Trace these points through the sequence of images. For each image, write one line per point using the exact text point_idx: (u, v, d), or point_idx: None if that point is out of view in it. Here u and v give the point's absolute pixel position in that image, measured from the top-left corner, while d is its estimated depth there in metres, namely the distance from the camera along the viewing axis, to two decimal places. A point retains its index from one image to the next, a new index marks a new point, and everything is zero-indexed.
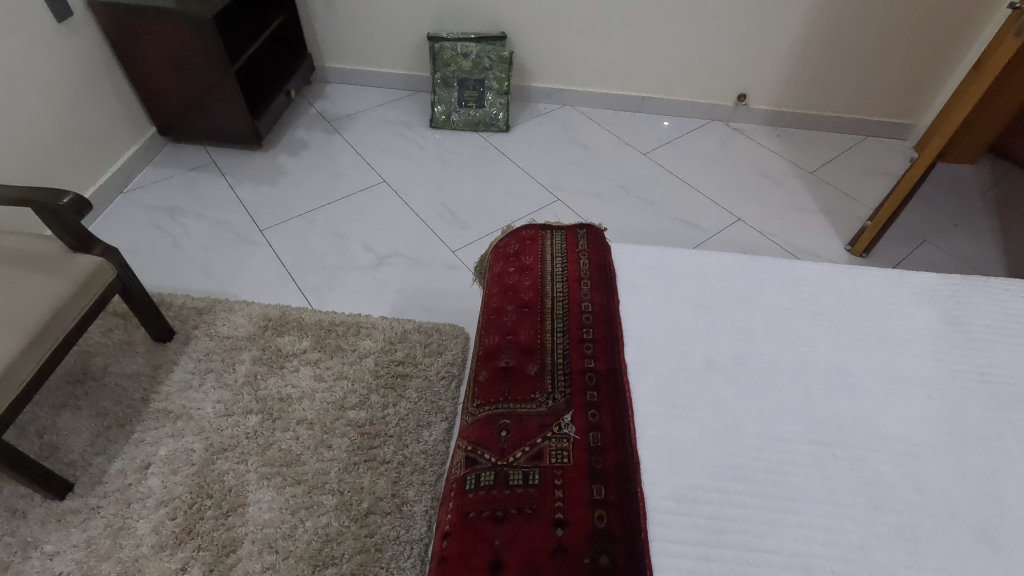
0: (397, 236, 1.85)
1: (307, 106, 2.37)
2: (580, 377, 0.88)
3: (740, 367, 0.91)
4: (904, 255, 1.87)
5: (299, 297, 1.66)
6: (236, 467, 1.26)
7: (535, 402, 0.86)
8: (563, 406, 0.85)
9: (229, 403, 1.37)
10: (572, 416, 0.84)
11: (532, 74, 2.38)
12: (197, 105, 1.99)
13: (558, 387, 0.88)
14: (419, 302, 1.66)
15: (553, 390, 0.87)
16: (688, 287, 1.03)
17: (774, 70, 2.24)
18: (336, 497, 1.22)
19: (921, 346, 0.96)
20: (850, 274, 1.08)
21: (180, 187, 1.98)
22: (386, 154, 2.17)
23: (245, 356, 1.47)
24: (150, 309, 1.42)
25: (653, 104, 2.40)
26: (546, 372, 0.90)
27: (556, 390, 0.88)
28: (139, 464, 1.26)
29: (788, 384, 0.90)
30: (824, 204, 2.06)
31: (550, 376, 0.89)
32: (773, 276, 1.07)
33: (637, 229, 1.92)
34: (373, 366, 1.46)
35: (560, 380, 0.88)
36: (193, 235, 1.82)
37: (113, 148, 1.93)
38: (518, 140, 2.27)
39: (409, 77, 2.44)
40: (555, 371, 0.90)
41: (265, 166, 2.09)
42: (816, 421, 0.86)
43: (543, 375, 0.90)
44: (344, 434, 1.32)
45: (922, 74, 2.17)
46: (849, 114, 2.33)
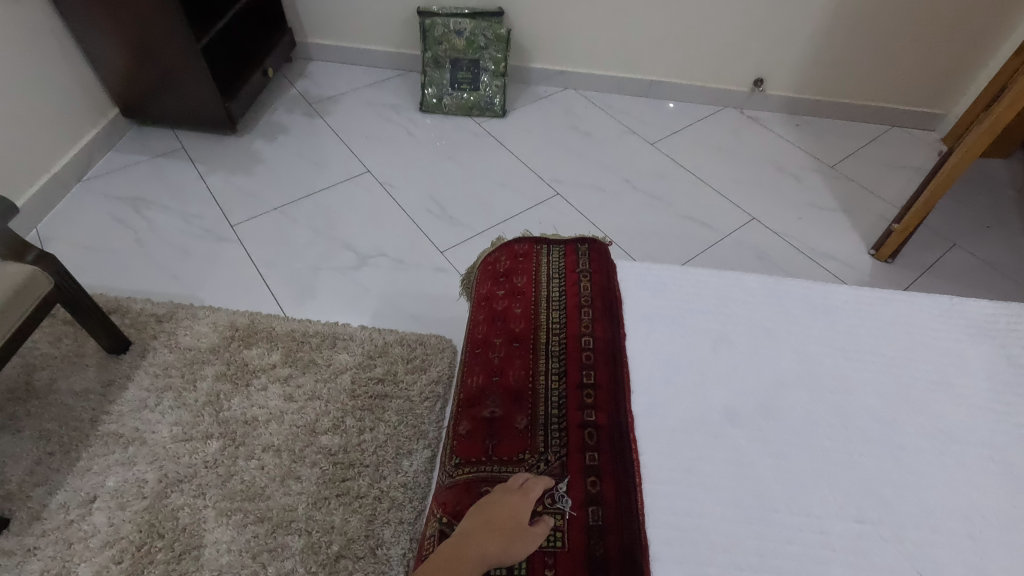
0: (379, 234, 1.69)
1: (287, 86, 2.18)
2: (578, 435, 0.74)
3: (768, 420, 0.77)
4: (934, 261, 1.71)
5: (271, 302, 1.50)
6: (193, 501, 1.13)
7: (523, 465, 0.72)
8: (558, 472, 0.71)
9: (188, 427, 1.23)
10: (568, 485, 0.70)
11: (532, 54, 2.19)
12: (162, 85, 1.81)
13: (551, 445, 0.74)
14: (402, 309, 1.51)
15: (546, 451, 0.73)
16: (705, 317, 0.88)
17: (795, 53, 2.05)
18: (303, 538, 1.09)
19: (978, 393, 0.82)
20: (894, 301, 0.93)
21: (145, 176, 1.81)
22: (371, 140, 2.00)
23: (207, 371, 1.33)
24: (99, 318, 1.27)
25: (662, 89, 2.22)
26: (537, 427, 0.76)
27: (550, 450, 0.74)
28: (83, 498, 1.12)
29: (824, 442, 0.75)
30: (846, 202, 1.89)
31: (542, 431, 0.75)
32: (804, 303, 0.91)
33: (643, 228, 1.76)
34: (349, 384, 1.31)
35: (554, 437, 0.74)
36: (157, 230, 1.66)
37: (70, 133, 1.75)
38: (515, 126, 2.09)
39: (399, 56, 2.24)
40: (549, 425, 0.76)
41: (239, 152, 1.91)
42: (858, 490, 0.72)
43: (533, 430, 0.76)
44: (315, 463, 1.19)
45: (956, 60, 1.99)
46: (874, 103, 2.15)
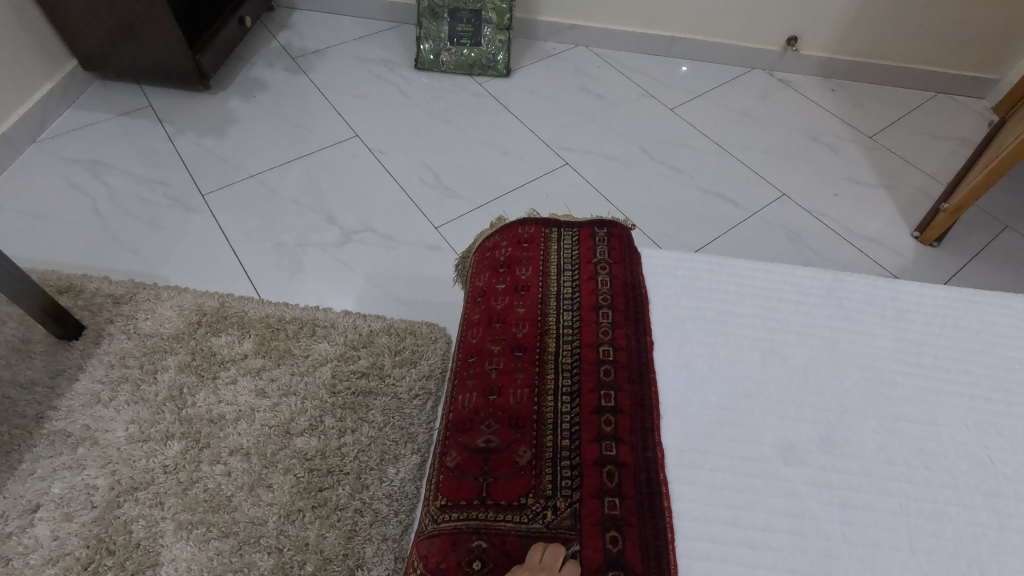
0: (367, 206, 1.52)
1: (267, 38, 1.97)
2: (595, 475, 0.60)
3: (831, 459, 0.63)
4: (983, 245, 1.54)
5: (243, 281, 1.34)
6: (149, 512, 1.00)
7: (526, 513, 0.58)
8: (568, 524, 0.57)
9: (146, 425, 1.09)
10: (582, 542, 0.56)
11: (540, 5, 1.96)
12: (122, 34, 1.60)
13: (561, 488, 0.60)
14: (390, 293, 1.35)
15: (554, 494, 0.59)
16: (749, 323, 0.73)
17: (837, 7, 1.82)
18: (273, 557, 0.96)
19: None
20: (980, 305, 0.77)
21: (108, 137, 1.63)
22: (360, 100, 1.80)
23: (170, 361, 1.18)
24: (43, 303, 1.11)
25: (684, 46, 2.00)
26: (544, 462, 0.61)
27: (559, 493, 0.59)
28: (25, 507, 0.99)
29: (902, 488, 0.61)
30: (886, 176, 1.71)
31: (550, 468, 0.61)
32: (869, 308, 0.76)
33: (661, 204, 1.58)
34: (329, 379, 1.17)
35: (565, 477, 0.60)
36: (119, 199, 1.49)
37: (20, 87, 1.56)
38: (520, 87, 1.89)
39: (391, 6, 2.02)
40: (558, 461, 0.61)
41: (213, 112, 1.72)
42: (948, 552, 0.57)
43: (539, 465, 0.61)
44: (289, 469, 1.05)
45: (1017, 18, 1.77)
46: (919, 66, 1.93)
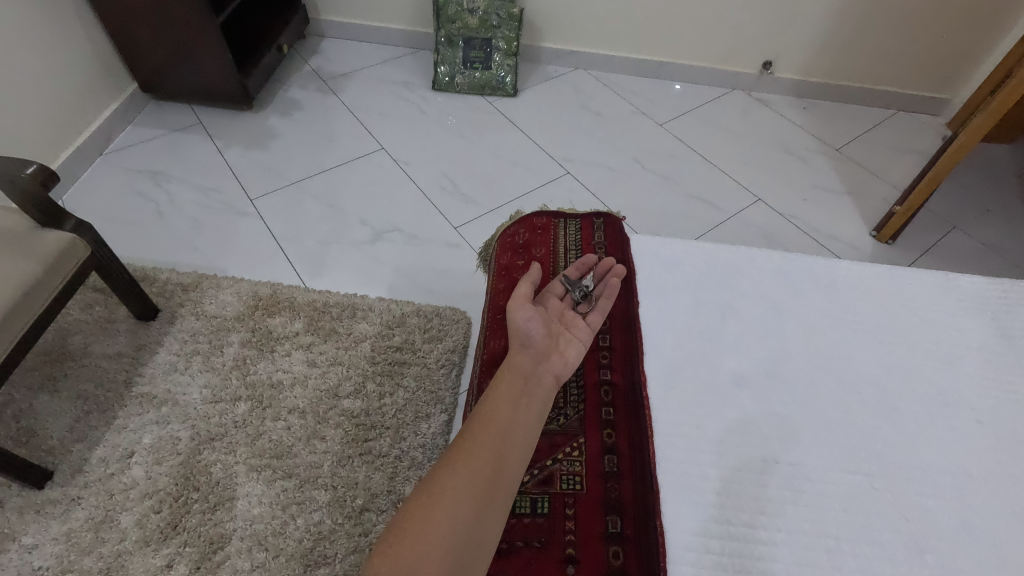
0: (395, 209, 1.74)
1: (300, 63, 2.20)
2: (595, 393, 0.84)
3: (771, 383, 0.82)
4: (933, 242, 1.76)
5: (291, 273, 1.56)
6: (224, 458, 1.20)
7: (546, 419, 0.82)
8: (576, 426, 0.81)
9: (217, 389, 1.30)
10: (586, 438, 0.80)
11: (544, 34, 2.21)
12: (179, 60, 1.83)
13: (571, 402, 0.84)
14: (417, 283, 1.56)
15: (566, 406, 0.84)
16: (715, 288, 0.93)
17: (806, 36, 2.07)
18: (329, 493, 1.16)
19: (970, 361, 0.86)
20: (896, 276, 0.97)
21: (165, 149, 1.85)
22: (384, 117, 2.03)
23: (234, 337, 1.39)
24: (130, 288, 1.32)
25: (671, 69, 2.24)
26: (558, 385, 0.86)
27: (569, 406, 0.83)
28: (121, 453, 1.19)
29: (825, 404, 0.81)
30: (850, 184, 1.94)
31: (562, 390, 0.85)
32: (808, 277, 0.96)
33: (651, 208, 1.80)
34: (369, 352, 1.38)
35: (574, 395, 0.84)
36: (178, 204, 1.70)
37: (91, 107, 1.78)
38: (526, 105, 2.12)
39: (411, 34, 2.26)
40: (568, 384, 0.86)
41: (256, 128, 1.95)
42: (853, 446, 0.77)
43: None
44: (338, 424, 1.26)
45: (964, 45, 2.00)
46: (882, 87, 2.17)
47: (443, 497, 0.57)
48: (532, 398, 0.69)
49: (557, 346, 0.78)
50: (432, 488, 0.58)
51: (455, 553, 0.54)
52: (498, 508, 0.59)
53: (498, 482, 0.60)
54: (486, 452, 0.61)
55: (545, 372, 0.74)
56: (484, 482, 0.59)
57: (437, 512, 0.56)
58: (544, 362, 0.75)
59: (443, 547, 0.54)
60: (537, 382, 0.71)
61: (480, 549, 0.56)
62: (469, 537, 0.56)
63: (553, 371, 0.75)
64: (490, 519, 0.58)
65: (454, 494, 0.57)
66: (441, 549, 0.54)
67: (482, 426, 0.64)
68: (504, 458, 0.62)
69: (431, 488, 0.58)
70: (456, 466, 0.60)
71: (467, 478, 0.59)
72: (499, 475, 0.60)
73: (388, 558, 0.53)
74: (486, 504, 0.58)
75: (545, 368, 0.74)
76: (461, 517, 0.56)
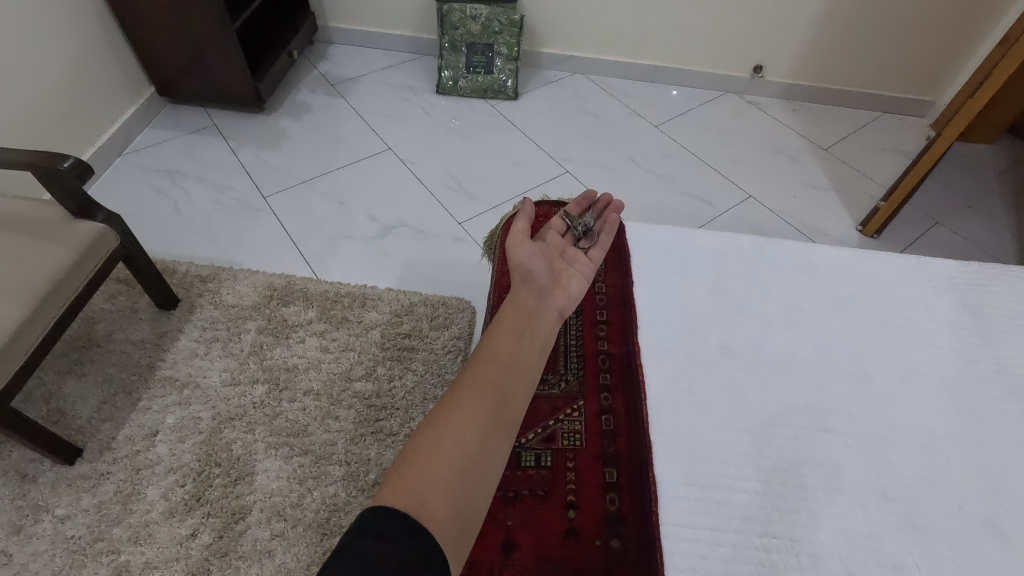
0: (402, 206, 1.82)
1: (309, 68, 2.29)
2: (594, 360, 0.92)
3: (755, 353, 0.90)
4: (917, 237, 1.84)
5: (303, 266, 1.63)
6: (244, 436, 1.27)
7: (549, 384, 0.90)
8: (576, 389, 0.89)
9: (236, 372, 1.37)
10: (585, 400, 0.88)
11: (544, 39, 2.30)
12: (196, 65, 1.91)
13: (571, 369, 0.92)
14: (423, 275, 1.64)
15: (566, 372, 0.92)
16: (703, 268, 1.01)
17: (795, 41, 2.15)
18: (343, 468, 1.23)
19: (938, 335, 0.94)
20: (871, 259, 1.05)
21: (181, 150, 1.93)
22: (391, 119, 2.11)
23: (251, 325, 1.46)
24: (154, 278, 1.39)
25: (666, 74, 2.33)
26: (559, 354, 0.95)
27: (569, 372, 0.92)
28: (146, 432, 1.26)
29: (804, 371, 0.88)
30: (837, 182, 2.02)
31: (563, 358, 0.94)
32: (791, 259, 1.04)
33: (647, 204, 1.88)
34: (379, 338, 1.45)
35: (573, 363, 0.93)
36: (194, 201, 1.78)
37: (111, 109, 1.86)
38: (526, 108, 2.21)
39: (415, 40, 2.35)
40: (568, 353, 0.94)
41: (268, 130, 2.03)
42: (829, 409, 0.84)
43: (556, 356, 0.95)
44: (351, 405, 1.33)
45: (946, 49, 2.09)
46: (868, 90, 2.26)
47: (449, 429, 0.62)
48: (530, 340, 0.76)
49: (559, 283, 0.87)
50: (438, 422, 0.63)
51: (462, 477, 0.60)
52: (499, 440, 0.65)
53: (498, 416, 0.66)
54: (488, 389, 0.67)
55: (547, 307, 0.82)
56: (486, 415, 0.65)
57: (444, 442, 0.61)
58: (547, 297, 0.83)
59: (450, 472, 0.59)
60: (538, 319, 0.79)
61: (485, 475, 0.62)
62: (474, 462, 0.61)
63: (556, 305, 0.84)
64: (495, 448, 0.63)
65: (459, 426, 0.63)
66: (448, 474, 0.59)
67: (482, 367, 0.70)
68: (504, 395, 0.68)
69: (438, 422, 0.63)
70: (460, 402, 0.65)
71: (470, 412, 0.64)
72: (499, 410, 0.66)
73: (400, 481, 0.57)
74: (488, 435, 0.64)
75: (548, 303, 0.83)
76: (466, 446, 0.62)
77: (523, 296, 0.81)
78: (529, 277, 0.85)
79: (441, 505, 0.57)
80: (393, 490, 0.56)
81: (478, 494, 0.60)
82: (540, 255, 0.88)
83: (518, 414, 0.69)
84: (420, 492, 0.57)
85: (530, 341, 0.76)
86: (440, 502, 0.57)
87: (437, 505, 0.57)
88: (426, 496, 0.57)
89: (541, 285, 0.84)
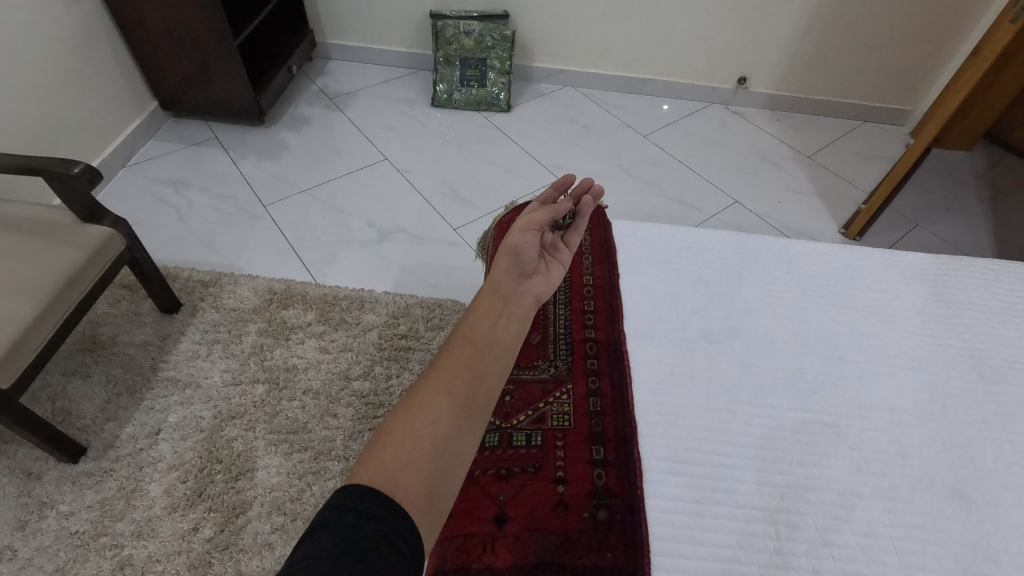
0: (399, 213, 1.87)
1: (308, 83, 2.37)
2: (582, 346, 0.96)
3: (735, 339, 0.95)
4: (898, 238, 1.90)
5: (303, 271, 1.68)
6: (245, 434, 1.30)
7: (539, 369, 0.94)
8: (564, 373, 0.93)
9: (236, 373, 1.40)
10: (573, 383, 0.91)
11: (535, 54, 2.38)
12: (199, 80, 1.98)
13: (559, 355, 0.96)
14: (420, 278, 1.69)
15: (555, 358, 0.96)
16: (685, 262, 1.07)
17: (776, 54, 2.24)
18: (342, 463, 1.26)
19: (909, 321, 0.99)
20: (845, 253, 1.11)
21: (184, 161, 1.99)
22: (388, 131, 2.18)
23: (251, 327, 1.50)
24: (158, 281, 1.43)
25: (654, 86, 2.41)
26: (548, 342, 0.99)
27: (558, 358, 0.96)
28: (149, 430, 1.29)
29: (780, 356, 0.93)
30: (821, 187, 2.08)
31: (552, 345, 0.98)
32: (769, 253, 1.10)
33: (637, 209, 1.94)
34: (377, 339, 1.49)
35: (562, 350, 0.97)
36: (197, 210, 1.83)
37: (116, 122, 1.92)
38: (519, 119, 2.28)
39: (412, 55, 2.43)
40: (557, 340, 0.98)
41: (268, 142, 2.09)
42: (805, 390, 0.89)
43: (546, 344, 0.99)
44: (349, 403, 1.36)
45: (921, 61, 2.18)
46: (848, 100, 2.34)
47: (422, 412, 0.65)
48: (506, 323, 0.79)
49: (539, 269, 0.90)
50: (412, 406, 0.66)
51: (435, 457, 0.62)
52: (472, 422, 0.67)
53: (472, 399, 0.69)
54: (460, 374, 0.70)
55: (525, 293, 0.85)
56: (459, 398, 0.68)
57: (417, 424, 0.64)
58: (526, 283, 0.86)
59: (423, 452, 0.62)
60: (514, 302, 0.82)
61: (458, 455, 0.65)
62: (448, 441, 0.64)
63: (534, 291, 0.87)
64: (468, 427, 0.67)
65: (432, 409, 0.66)
66: (421, 453, 0.62)
67: (455, 354, 0.73)
68: (477, 380, 0.71)
69: (411, 406, 0.66)
70: (433, 387, 0.68)
71: (443, 396, 0.67)
72: (472, 394, 0.69)
73: (374, 462, 0.60)
74: (462, 418, 0.67)
75: (526, 289, 0.86)
76: (439, 427, 0.64)
77: (502, 282, 0.84)
78: (512, 261, 0.87)
79: (414, 483, 0.59)
80: (368, 470, 0.59)
81: (452, 473, 0.63)
82: (533, 240, 0.90)
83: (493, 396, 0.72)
84: (394, 471, 0.59)
85: (504, 327, 0.79)
86: (413, 480, 0.60)
87: (411, 482, 0.59)
88: (399, 475, 0.59)
89: (522, 270, 0.87)
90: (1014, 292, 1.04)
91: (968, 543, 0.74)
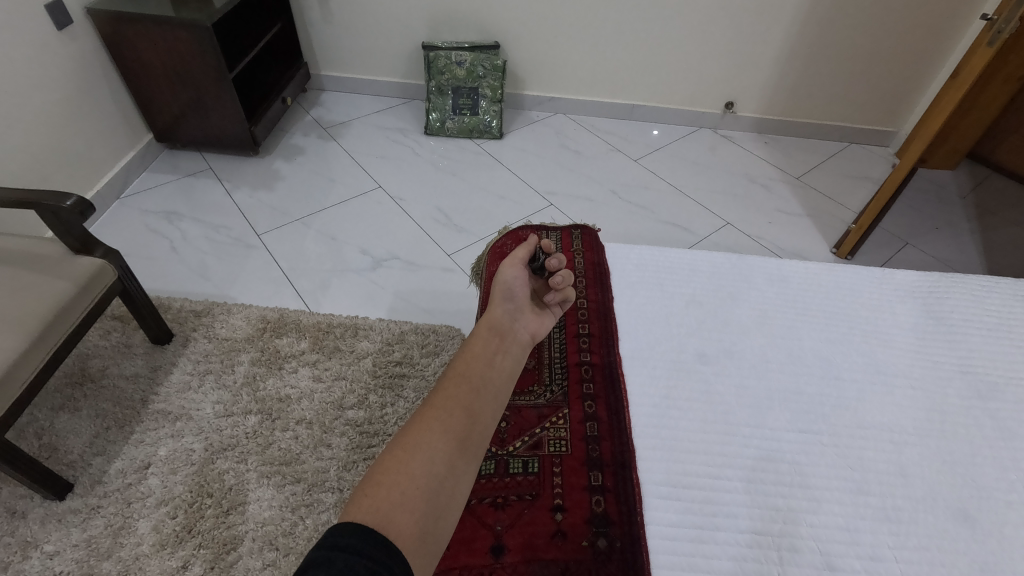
0: (392, 240, 1.88)
1: (302, 113, 2.40)
2: (577, 370, 0.95)
3: (730, 360, 0.95)
4: (889, 256, 1.92)
5: (296, 299, 1.67)
6: (236, 466, 1.27)
7: (534, 394, 0.93)
8: (559, 398, 0.92)
9: (229, 404, 1.38)
10: (570, 408, 0.90)
11: (526, 83, 2.42)
12: (194, 112, 2.00)
13: (555, 379, 0.95)
14: (414, 304, 1.68)
15: (551, 383, 0.95)
16: (678, 283, 1.08)
17: (761, 79, 2.29)
18: (336, 494, 1.24)
19: (902, 337, 1.00)
20: (838, 273, 1.11)
21: (178, 192, 2.00)
22: (381, 159, 2.20)
23: (244, 357, 1.48)
24: (150, 312, 1.42)
25: (643, 112, 2.46)
26: (543, 366, 0.98)
27: (553, 383, 0.95)
28: (138, 465, 1.27)
29: (775, 376, 0.93)
30: (810, 207, 2.11)
31: (547, 370, 0.97)
32: (761, 273, 1.11)
33: (629, 232, 1.96)
34: (371, 367, 1.48)
35: (557, 374, 0.96)
36: (190, 239, 1.83)
37: (110, 154, 1.93)
38: (512, 146, 2.31)
39: (404, 85, 2.47)
40: (552, 365, 0.98)
41: (263, 171, 2.11)
42: (802, 409, 0.89)
43: (540, 368, 0.98)
44: (344, 432, 1.34)
45: (903, 83, 2.23)
46: (833, 122, 2.39)
47: (417, 450, 0.64)
48: (501, 361, 0.79)
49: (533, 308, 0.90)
50: (407, 444, 0.65)
51: (429, 496, 0.61)
52: (467, 461, 0.67)
53: (466, 437, 0.68)
54: (456, 412, 0.70)
55: (518, 329, 0.85)
56: (454, 437, 0.67)
57: (412, 463, 0.63)
58: (519, 319, 0.86)
59: (417, 492, 0.61)
60: (508, 339, 0.82)
61: (452, 495, 0.64)
62: (443, 481, 0.63)
63: (529, 329, 0.87)
64: (462, 468, 0.66)
65: (427, 448, 0.65)
66: (416, 492, 0.61)
67: (449, 391, 0.72)
68: (472, 419, 0.70)
69: (405, 444, 0.65)
70: (427, 426, 0.68)
71: (437, 434, 0.67)
72: (468, 432, 0.69)
73: (367, 501, 0.59)
74: (456, 456, 0.66)
75: (520, 326, 0.86)
76: (433, 467, 0.64)
77: (498, 318, 0.84)
78: (508, 298, 0.86)
79: (407, 523, 0.58)
80: (360, 509, 0.58)
81: (445, 513, 0.62)
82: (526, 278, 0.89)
83: (487, 435, 0.72)
84: (387, 511, 0.58)
85: (499, 364, 0.79)
86: (407, 521, 0.58)
87: (403, 523, 0.58)
88: (393, 515, 0.58)
89: (518, 307, 0.87)
90: (1006, 309, 1.05)
91: (976, 564, 0.73)
